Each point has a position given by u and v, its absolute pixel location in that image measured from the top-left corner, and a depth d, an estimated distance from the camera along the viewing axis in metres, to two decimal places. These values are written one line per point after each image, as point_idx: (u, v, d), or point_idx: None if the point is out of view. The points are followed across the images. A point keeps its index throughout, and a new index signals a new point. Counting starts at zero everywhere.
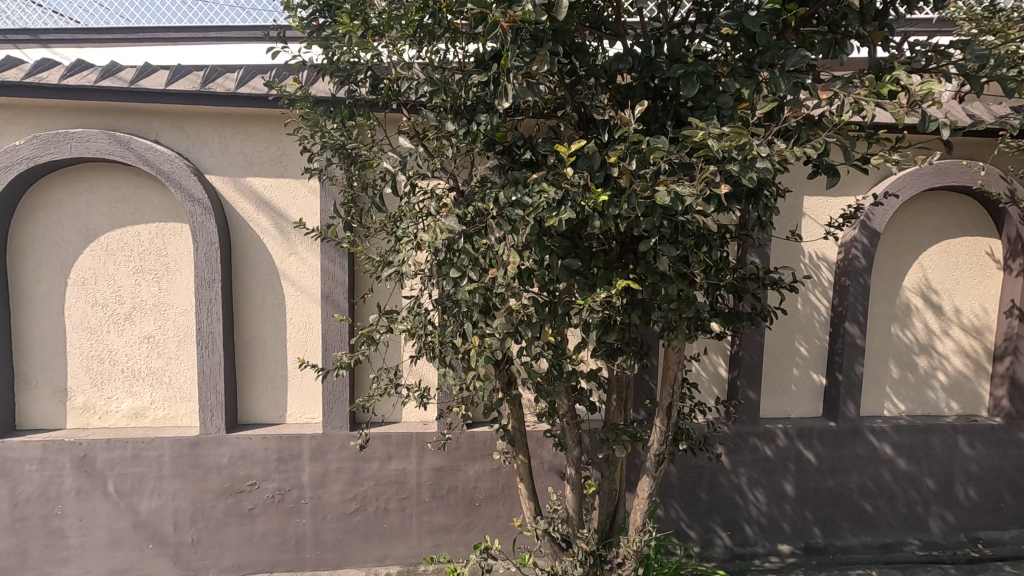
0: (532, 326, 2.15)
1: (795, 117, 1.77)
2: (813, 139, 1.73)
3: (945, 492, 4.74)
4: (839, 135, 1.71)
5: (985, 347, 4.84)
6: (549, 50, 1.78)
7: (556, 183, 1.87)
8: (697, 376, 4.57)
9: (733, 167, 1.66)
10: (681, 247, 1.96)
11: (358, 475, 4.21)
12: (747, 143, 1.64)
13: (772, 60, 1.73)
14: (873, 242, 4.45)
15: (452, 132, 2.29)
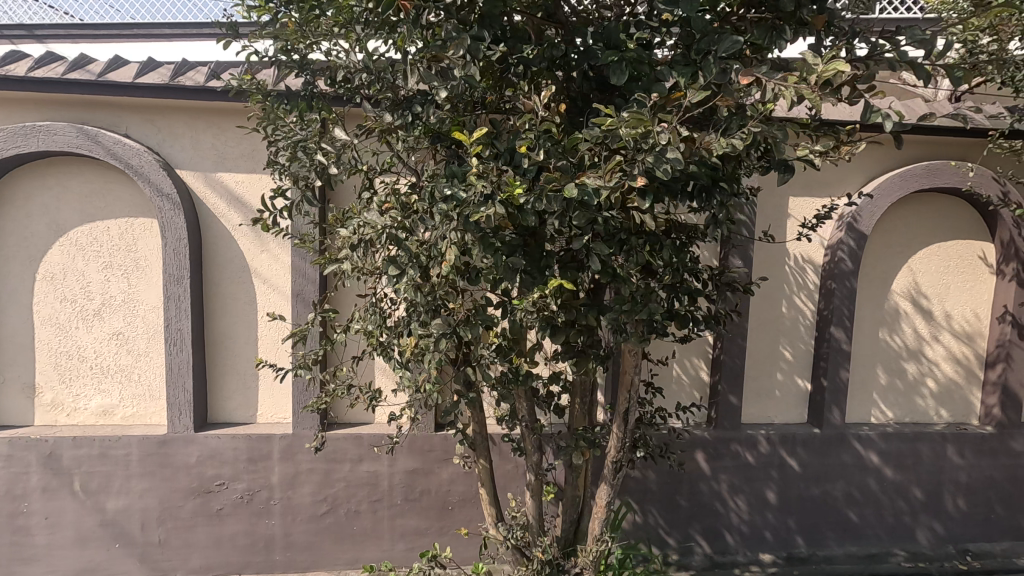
0: (474, 326, 2.13)
1: (726, 106, 1.63)
2: (742, 129, 1.61)
3: (934, 502, 4.61)
4: (768, 126, 1.59)
5: (977, 353, 4.71)
6: (472, 37, 1.75)
7: (482, 177, 1.78)
8: (678, 380, 4.48)
9: (646, 160, 1.54)
10: (620, 245, 1.91)
11: (329, 476, 4.14)
12: (651, 129, 1.53)
13: (706, 47, 1.58)
14: (860, 244, 4.33)
15: (393, 124, 2.21)
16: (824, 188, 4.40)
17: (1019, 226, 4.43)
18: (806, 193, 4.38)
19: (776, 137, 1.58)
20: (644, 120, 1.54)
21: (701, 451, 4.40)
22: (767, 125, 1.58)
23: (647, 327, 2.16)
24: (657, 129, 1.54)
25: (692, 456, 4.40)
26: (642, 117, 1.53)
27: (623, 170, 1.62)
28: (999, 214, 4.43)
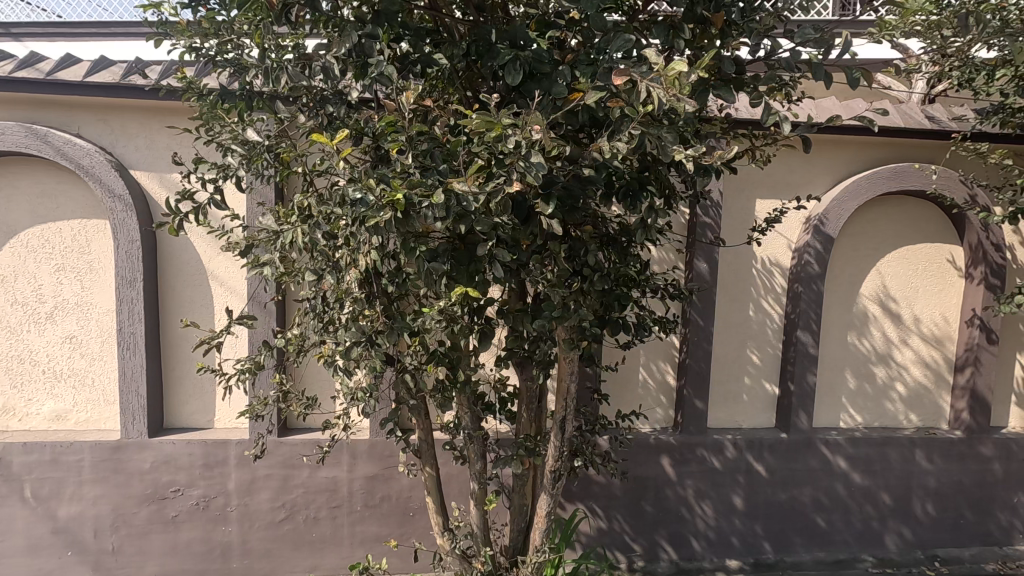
0: (391, 333, 2.05)
1: (617, 105, 1.47)
2: (626, 129, 1.47)
3: (902, 507, 4.57)
4: (654, 125, 1.44)
5: (946, 357, 4.67)
6: (361, 36, 1.64)
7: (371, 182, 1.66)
8: (644, 384, 4.44)
9: (516, 165, 1.44)
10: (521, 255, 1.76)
11: (287, 482, 4.07)
12: (502, 135, 1.42)
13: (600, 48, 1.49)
14: (827, 248, 4.29)
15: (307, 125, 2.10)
16: (791, 191, 4.37)
17: (987, 229, 4.40)
18: (773, 195, 4.35)
19: (665, 139, 1.42)
20: (494, 122, 1.41)
21: (667, 456, 4.35)
22: (657, 127, 1.42)
23: (581, 334, 2.11)
24: (508, 133, 1.42)
25: (657, 461, 4.35)
26: (490, 120, 1.40)
27: (499, 175, 1.50)
28: (964, 215, 4.40)
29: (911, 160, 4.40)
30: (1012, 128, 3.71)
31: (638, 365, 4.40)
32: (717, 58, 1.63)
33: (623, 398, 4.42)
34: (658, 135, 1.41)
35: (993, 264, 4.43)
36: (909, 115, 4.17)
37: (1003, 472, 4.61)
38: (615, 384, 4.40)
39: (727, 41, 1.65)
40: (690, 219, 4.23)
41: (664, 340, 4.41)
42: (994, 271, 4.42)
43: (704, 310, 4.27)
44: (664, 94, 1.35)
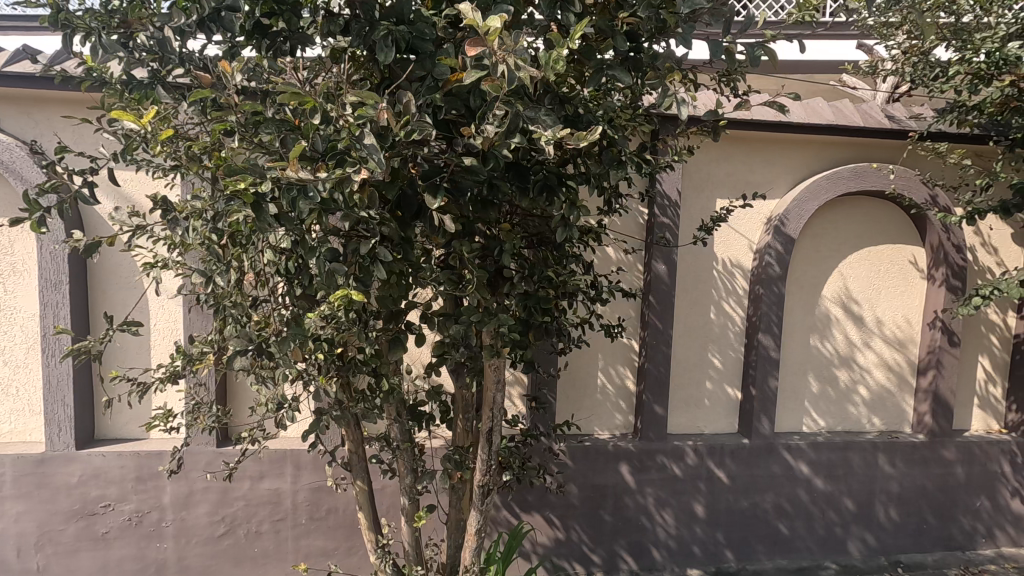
0: (285, 343, 1.79)
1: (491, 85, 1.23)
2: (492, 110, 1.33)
3: (865, 512, 4.49)
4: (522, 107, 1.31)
5: (908, 360, 4.61)
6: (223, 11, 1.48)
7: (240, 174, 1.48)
8: (603, 389, 4.32)
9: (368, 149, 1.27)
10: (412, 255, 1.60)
11: (227, 496, 3.86)
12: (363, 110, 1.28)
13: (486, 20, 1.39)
14: (788, 248, 4.20)
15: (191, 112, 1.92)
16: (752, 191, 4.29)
17: (948, 230, 4.35)
18: (733, 195, 4.26)
19: (540, 120, 1.31)
20: (305, 96, 1.33)
21: (626, 463, 4.23)
22: (532, 109, 1.31)
23: (503, 342, 1.96)
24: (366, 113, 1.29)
25: (616, 468, 4.22)
26: (297, 92, 1.32)
27: (352, 163, 1.31)
28: (925, 215, 4.35)
29: (873, 160, 4.33)
30: (967, 127, 3.59)
31: (596, 370, 4.28)
32: (610, 32, 1.51)
33: (581, 404, 4.30)
34: (532, 114, 1.31)
35: (954, 264, 4.38)
36: (870, 116, 4.11)
37: (965, 475, 4.56)
38: (573, 389, 4.28)
39: (619, 13, 1.52)
40: (648, 220, 4.14)
41: (622, 343, 4.29)
42: (954, 272, 4.38)
43: (661, 313, 4.15)
44: (503, 57, 1.20)
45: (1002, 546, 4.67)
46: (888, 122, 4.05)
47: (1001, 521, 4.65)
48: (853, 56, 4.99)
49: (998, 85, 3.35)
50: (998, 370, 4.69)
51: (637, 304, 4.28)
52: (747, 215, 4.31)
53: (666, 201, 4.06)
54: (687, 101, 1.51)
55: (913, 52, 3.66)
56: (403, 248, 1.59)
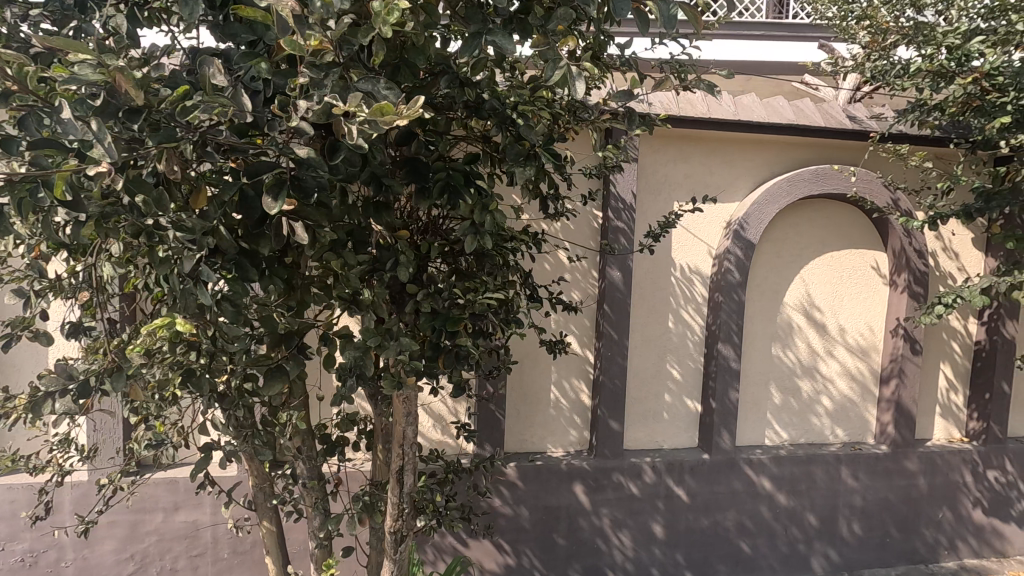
0: (119, 376, 1.39)
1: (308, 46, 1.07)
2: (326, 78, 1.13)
3: (828, 528, 4.32)
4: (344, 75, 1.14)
5: (872, 368, 4.47)
6: None
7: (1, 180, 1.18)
8: (556, 405, 4.07)
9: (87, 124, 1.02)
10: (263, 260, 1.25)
11: (137, 530, 3.47)
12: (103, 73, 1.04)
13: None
14: (747, 254, 4.02)
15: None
16: (711, 194, 4.10)
17: (910, 234, 4.23)
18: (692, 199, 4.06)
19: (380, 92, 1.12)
20: None
21: (580, 483, 3.97)
22: (368, 80, 1.12)
23: (407, 371, 1.66)
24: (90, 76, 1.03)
25: (570, 488, 3.96)
26: None
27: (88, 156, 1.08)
28: (885, 219, 4.24)
29: (834, 162, 4.17)
30: (928, 128, 3.30)
31: (549, 384, 4.03)
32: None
33: (533, 420, 4.04)
34: (366, 86, 1.12)
35: (916, 270, 4.25)
36: (831, 116, 3.96)
37: (928, 486, 4.44)
38: (524, 405, 4.02)
39: None
40: (602, 223, 3.90)
41: (577, 354, 4.04)
42: (917, 278, 4.25)
43: (617, 323, 3.92)
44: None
45: (964, 558, 4.56)
46: (848, 124, 3.91)
47: (963, 532, 4.53)
48: (815, 57, 4.82)
49: (960, 81, 3.00)
50: (959, 378, 4.59)
51: (592, 313, 4.04)
52: (705, 219, 4.12)
53: (620, 204, 3.84)
54: (583, 74, 1.25)
55: (874, 47, 3.38)
56: (251, 258, 1.28)
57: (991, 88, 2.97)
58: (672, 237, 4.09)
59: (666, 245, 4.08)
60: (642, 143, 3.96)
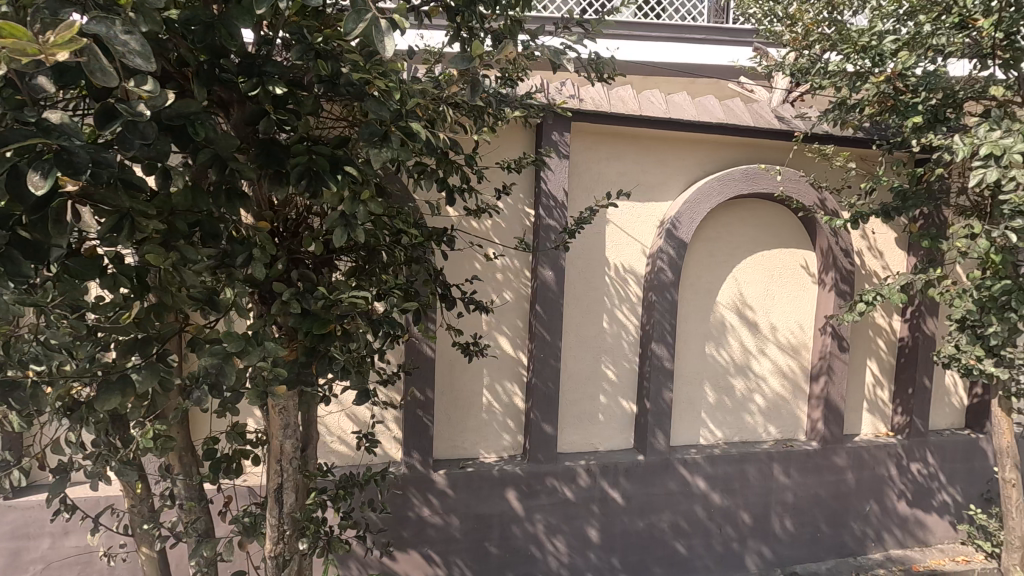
0: None
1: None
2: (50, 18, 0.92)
3: (761, 526, 4.35)
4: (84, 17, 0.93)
5: (802, 366, 4.53)
6: None
7: None
8: (488, 408, 3.94)
9: None
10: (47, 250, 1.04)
11: (20, 557, 3.13)
12: None
13: None
14: (680, 253, 4.00)
15: None
16: (645, 192, 4.06)
17: (837, 234, 4.30)
18: (626, 197, 4.02)
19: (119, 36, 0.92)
20: None
21: (513, 489, 3.85)
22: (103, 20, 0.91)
23: (275, 380, 1.48)
24: None
25: (502, 495, 3.83)
26: None
27: None
28: (812, 219, 4.30)
29: (765, 162, 4.20)
30: (848, 127, 3.34)
31: (480, 387, 3.90)
32: None
33: (464, 426, 3.90)
34: (95, 26, 0.89)
35: (842, 269, 4.34)
36: (760, 116, 4.00)
37: (856, 480, 4.53)
38: (454, 410, 3.87)
39: None
40: (535, 222, 3.80)
41: (509, 356, 3.93)
42: (843, 277, 4.33)
43: (549, 324, 3.83)
44: None
45: (890, 549, 4.68)
46: (775, 124, 3.95)
47: (889, 524, 4.65)
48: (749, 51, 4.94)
49: (874, 81, 3.03)
50: (885, 374, 4.71)
51: (525, 314, 3.94)
52: (639, 218, 4.08)
53: (552, 203, 3.75)
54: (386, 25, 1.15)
55: (796, 46, 3.39)
56: (28, 249, 1.03)
57: (905, 88, 2.99)
58: (606, 235, 4.02)
59: (600, 244, 4.02)
60: (575, 139, 3.88)
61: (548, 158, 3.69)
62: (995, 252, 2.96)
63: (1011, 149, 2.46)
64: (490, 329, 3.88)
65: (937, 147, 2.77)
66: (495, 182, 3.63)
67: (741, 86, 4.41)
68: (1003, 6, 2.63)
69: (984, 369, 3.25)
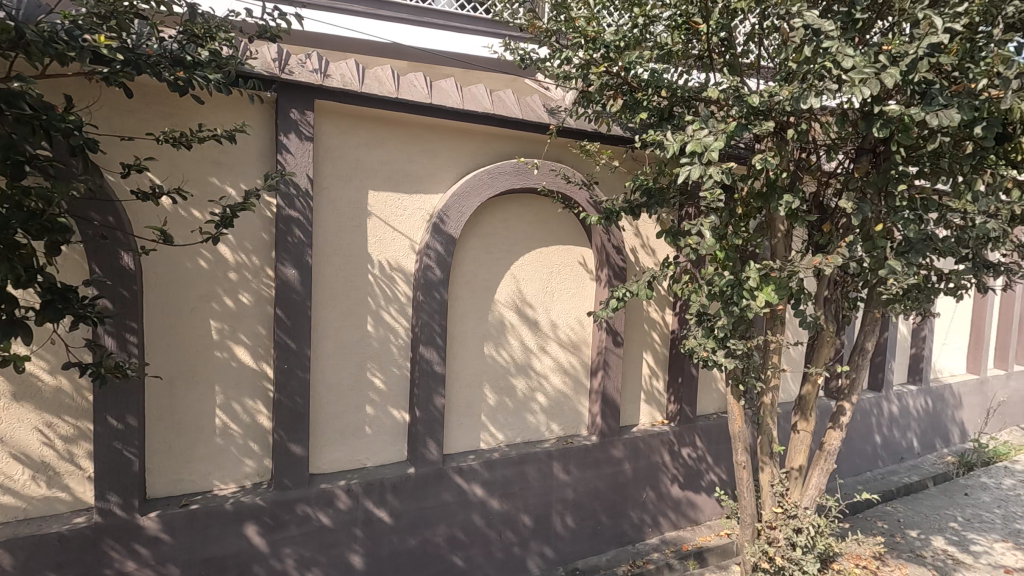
0: None
1: None
2: None
3: (541, 526, 4.28)
4: None
5: (583, 362, 4.57)
6: None
7: None
8: (224, 431, 3.35)
9: None
10: None
11: None
12: None
13: None
14: (448, 249, 3.78)
15: None
16: (412, 182, 3.75)
17: (609, 232, 4.38)
18: (389, 188, 3.68)
19: None
20: None
21: (253, 523, 3.30)
22: None
23: None
24: None
25: (239, 532, 3.26)
26: None
27: None
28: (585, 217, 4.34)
29: (539, 157, 4.13)
30: (599, 122, 3.32)
31: (212, 407, 3.30)
32: None
33: (191, 453, 3.26)
34: None
35: (614, 265, 4.44)
36: (530, 109, 3.90)
37: (633, 470, 4.67)
38: (175, 436, 3.22)
39: None
40: (274, 213, 3.31)
41: (249, 369, 3.38)
42: (615, 273, 4.44)
43: (295, 330, 3.36)
44: None
45: (666, 532, 4.91)
46: (544, 118, 3.88)
47: (664, 508, 4.88)
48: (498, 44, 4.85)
49: (600, 73, 3.03)
50: (660, 365, 4.93)
51: (269, 320, 3.41)
52: (404, 211, 3.75)
53: (292, 190, 3.28)
54: None
55: (534, 31, 3.32)
56: None
57: (637, 86, 3.06)
58: (366, 229, 3.63)
59: (360, 239, 3.61)
60: (325, 120, 3.44)
61: (285, 140, 3.22)
62: (717, 248, 3.08)
63: (709, 147, 2.53)
64: (223, 338, 3.30)
65: (653, 142, 2.82)
66: (182, 162, 3.06)
67: (538, 83, 4.32)
68: (712, 9, 2.72)
69: (717, 360, 3.30)
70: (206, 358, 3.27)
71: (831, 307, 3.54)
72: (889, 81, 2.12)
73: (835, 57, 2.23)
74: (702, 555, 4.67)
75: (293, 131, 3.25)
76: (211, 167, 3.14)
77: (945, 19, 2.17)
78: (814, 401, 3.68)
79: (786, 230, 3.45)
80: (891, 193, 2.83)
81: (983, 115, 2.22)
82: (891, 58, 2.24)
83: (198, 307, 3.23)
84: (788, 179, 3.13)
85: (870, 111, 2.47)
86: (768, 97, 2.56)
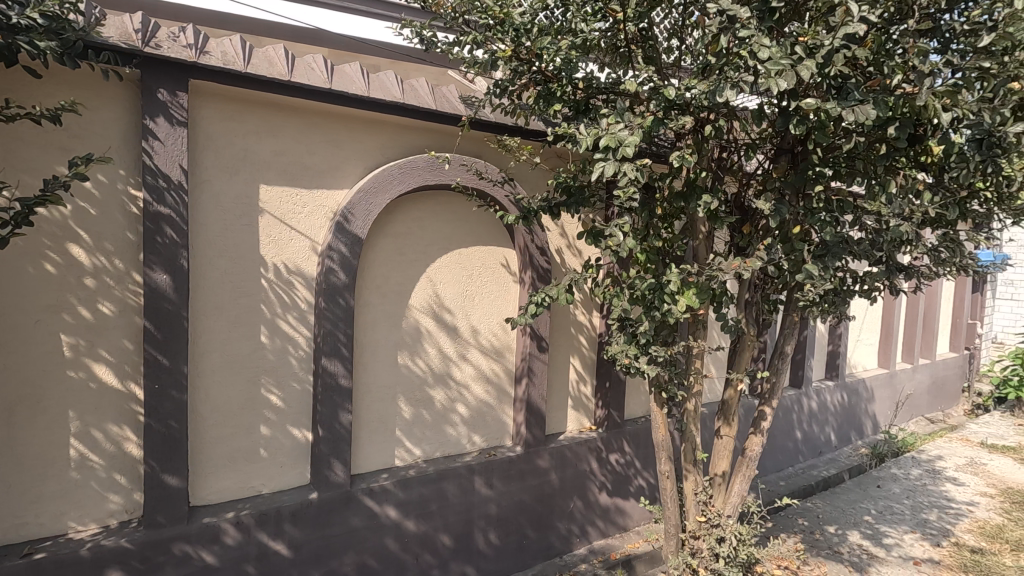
0: None
1: None
2: None
3: (462, 546, 4.02)
4: None
5: (506, 369, 4.33)
6: None
7: None
8: (82, 464, 2.86)
9: None
10: None
11: None
12: None
13: None
14: (353, 251, 3.43)
15: None
16: (311, 176, 3.37)
17: (532, 232, 4.16)
18: (284, 182, 3.29)
19: None
20: None
21: (118, 569, 2.84)
22: None
23: None
24: None
25: None
26: None
27: None
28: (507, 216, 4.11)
29: (456, 151, 3.85)
30: (516, 114, 3.07)
31: (66, 437, 2.81)
32: None
33: (37, 492, 2.76)
34: None
35: (538, 267, 4.23)
36: (444, 100, 3.62)
37: (559, 480, 4.49)
38: (17, 472, 2.71)
39: None
40: (141, 209, 2.86)
41: (113, 391, 2.90)
42: (539, 276, 4.23)
43: (169, 344, 2.92)
44: None
45: (594, 541, 4.77)
46: (459, 110, 3.60)
47: (591, 517, 4.73)
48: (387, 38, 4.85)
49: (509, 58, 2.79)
50: (587, 369, 4.77)
51: (138, 333, 2.95)
52: (303, 207, 3.37)
53: (162, 182, 2.84)
54: None
55: (439, 10, 2.98)
56: None
57: (552, 75, 2.84)
58: (257, 228, 3.22)
59: (249, 239, 3.20)
60: (205, 104, 3.02)
61: (151, 124, 2.78)
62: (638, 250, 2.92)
63: (624, 142, 2.34)
64: (78, 356, 2.81)
65: (565, 136, 2.62)
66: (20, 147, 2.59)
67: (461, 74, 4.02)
68: None
69: (639, 367, 3.13)
70: (57, 380, 2.78)
71: (752, 310, 3.47)
72: (805, 73, 2.00)
73: (752, 47, 2.09)
74: (630, 563, 4.55)
75: (162, 114, 2.81)
76: (59, 154, 2.68)
77: (861, 9, 2.07)
78: (737, 405, 3.61)
79: (707, 232, 3.33)
80: (808, 194, 2.76)
81: (897, 114, 2.19)
82: (807, 50, 2.13)
83: (44, 320, 2.73)
84: (708, 178, 3.01)
85: (788, 106, 2.36)
86: (685, 91, 2.41)
